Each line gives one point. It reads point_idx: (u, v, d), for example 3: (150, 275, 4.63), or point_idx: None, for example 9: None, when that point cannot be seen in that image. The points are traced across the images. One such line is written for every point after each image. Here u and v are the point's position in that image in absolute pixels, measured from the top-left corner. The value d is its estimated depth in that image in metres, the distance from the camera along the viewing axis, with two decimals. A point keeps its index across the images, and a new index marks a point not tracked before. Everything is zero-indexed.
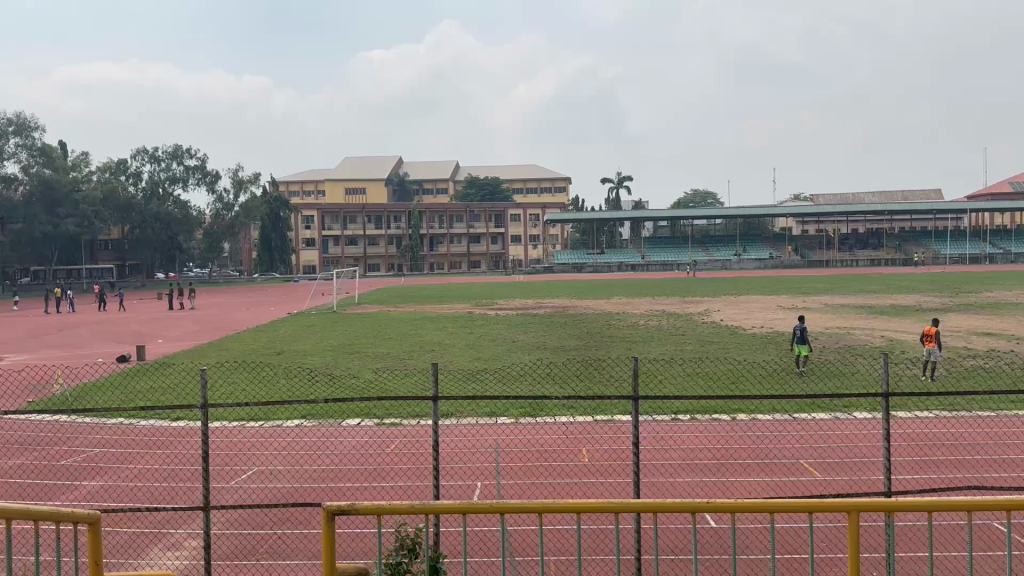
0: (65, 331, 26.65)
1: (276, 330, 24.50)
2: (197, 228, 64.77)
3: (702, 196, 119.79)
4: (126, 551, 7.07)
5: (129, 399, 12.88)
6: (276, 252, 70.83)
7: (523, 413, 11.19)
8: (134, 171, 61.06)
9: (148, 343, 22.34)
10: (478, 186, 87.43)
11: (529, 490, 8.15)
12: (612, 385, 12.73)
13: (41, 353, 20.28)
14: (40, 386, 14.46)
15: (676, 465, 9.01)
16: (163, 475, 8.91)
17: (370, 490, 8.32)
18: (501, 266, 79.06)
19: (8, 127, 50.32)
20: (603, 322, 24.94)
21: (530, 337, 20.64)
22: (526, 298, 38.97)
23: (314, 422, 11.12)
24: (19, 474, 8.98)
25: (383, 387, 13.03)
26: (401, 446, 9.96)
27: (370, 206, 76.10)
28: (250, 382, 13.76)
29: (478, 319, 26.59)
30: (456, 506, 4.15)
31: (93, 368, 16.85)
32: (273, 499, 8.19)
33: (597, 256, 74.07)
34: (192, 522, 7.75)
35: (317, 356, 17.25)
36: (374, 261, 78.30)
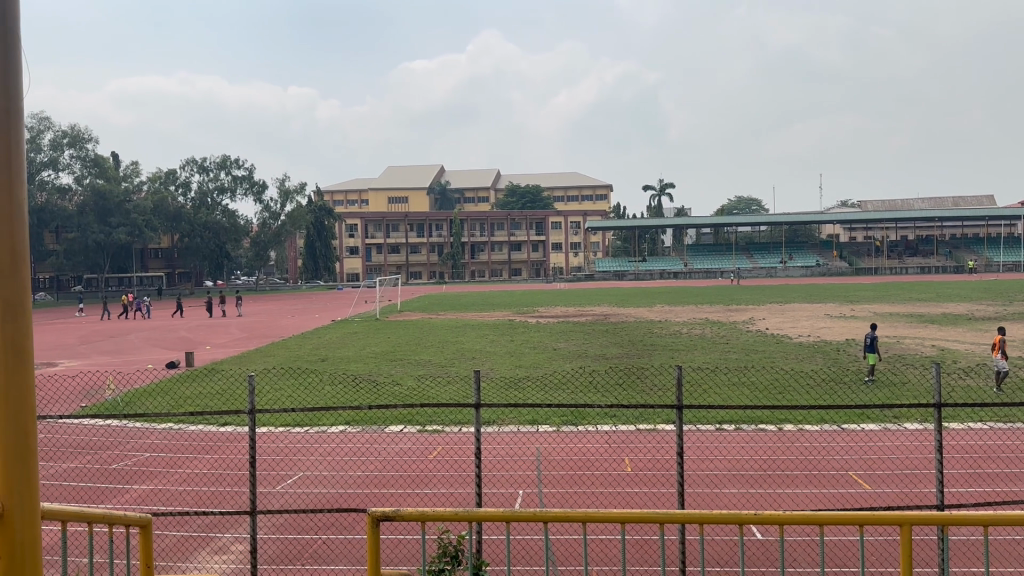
0: (117, 337, 27.26)
1: (319, 338, 24.78)
2: (245, 238, 66.00)
3: (746, 204, 118.68)
4: (172, 554, 7.19)
5: (178, 404, 13.16)
6: (321, 259, 71.77)
7: (564, 421, 11.15)
8: (183, 181, 62.39)
9: (197, 349, 22.74)
10: (519, 194, 87.66)
11: (572, 499, 8.09)
12: (655, 394, 12.61)
13: (93, 359, 20.79)
14: (93, 391, 14.87)
15: (720, 476, 8.87)
16: (211, 480, 9.05)
17: (412, 496, 8.36)
18: (542, 273, 79.08)
19: (64, 139, 52.11)
20: (645, 330, 24.74)
21: (572, 345, 20.57)
22: (567, 305, 38.90)
23: (358, 428, 11.22)
24: (72, 477, 9.21)
25: (424, 394, 13.11)
26: (443, 452, 10.01)
27: (413, 214, 77.65)
28: (296, 389, 13.91)
29: (520, 327, 26.59)
30: (496, 515, 4.15)
31: (144, 375, 17.16)
32: (317, 505, 8.27)
33: (638, 263, 73.79)
34: (238, 527, 7.87)
35: (360, 363, 17.42)
36: (415, 268, 79.07)
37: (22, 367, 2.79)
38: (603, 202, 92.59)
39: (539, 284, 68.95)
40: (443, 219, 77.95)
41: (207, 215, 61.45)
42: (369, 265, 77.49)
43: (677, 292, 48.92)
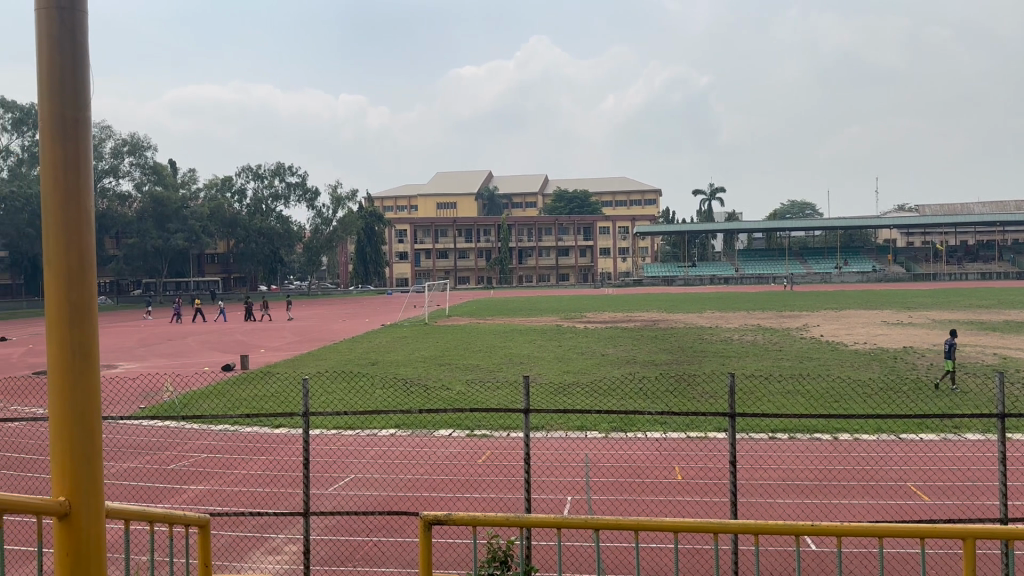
0: (175, 341, 27.98)
1: (369, 342, 25.13)
2: (298, 243, 67.13)
3: (800, 208, 116.64)
4: (228, 554, 7.33)
5: (233, 406, 13.45)
6: (371, 265, 72.66)
7: (612, 428, 11.09)
8: (239, 189, 63.79)
9: (251, 352, 23.23)
10: (567, 199, 87.54)
11: (621, 506, 8.03)
12: (706, 401, 12.46)
13: (152, 362, 21.41)
14: (152, 393, 15.33)
15: (773, 486, 8.71)
16: (264, 481, 9.22)
17: (460, 500, 8.40)
18: (589, 279, 78.87)
19: (124, 147, 53.69)
20: (695, 336, 24.47)
21: (621, 350, 20.49)
22: (615, 311, 38.75)
23: (407, 431, 11.32)
24: (132, 477, 9.47)
25: (472, 398, 13.17)
26: (492, 457, 10.04)
27: (461, 219, 78.17)
28: (347, 391, 14.12)
29: (567, 332, 26.59)
30: (541, 520, 4.13)
31: (200, 377, 17.60)
32: (367, 507, 8.35)
33: (688, 268, 73.10)
34: (291, 527, 8.00)
35: (410, 367, 17.61)
36: (463, 273, 79.55)
37: (91, 372, 2.88)
38: (652, 208, 91.89)
39: (587, 290, 68.72)
40: (491, 224, 78.33)
41: (262, 221, 62.54)
42: (418, 270, 78.14)
43: (728, 298, 48.32)
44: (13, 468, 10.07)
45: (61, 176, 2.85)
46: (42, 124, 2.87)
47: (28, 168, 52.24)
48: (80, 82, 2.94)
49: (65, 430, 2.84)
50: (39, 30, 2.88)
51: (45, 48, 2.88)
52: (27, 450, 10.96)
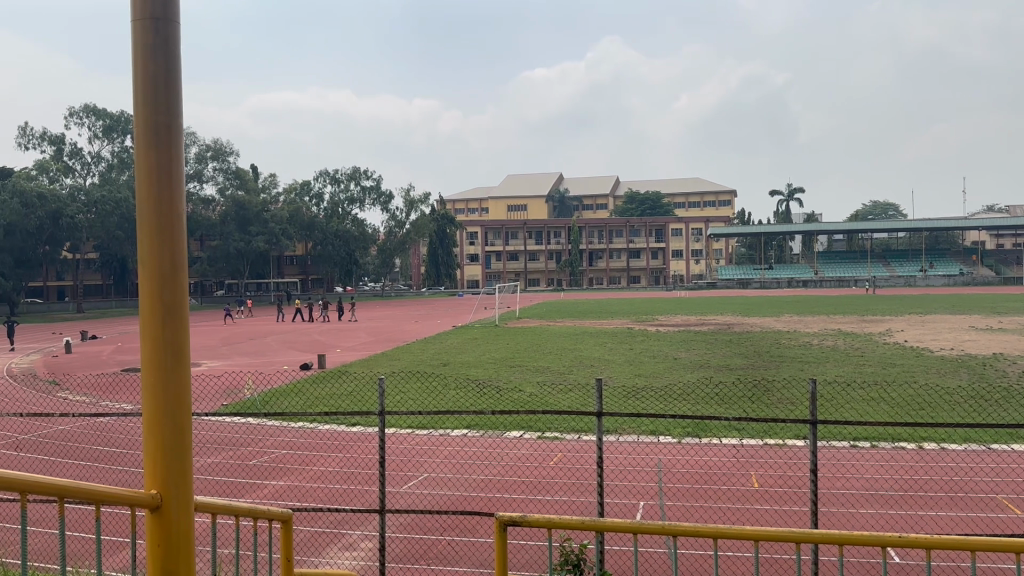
0: (256, 340, 28.85)
1: (441, 343, 25.40)
2: (373, 245, 68.30)
3: (883, 209, 112.84)
4: (307, 550, 7.50)
5: (312, 404, 13.74)
6: (442, 266, 73.55)
7: (686, 433, 10.91)
8: (317, 192, 65.41)
9: (328, 352, 23.80)
10: (639, 201, 86.75)
11: (695, 513, 7.90)
12: (785, 408, 12.14)
13: (234, 360, 22.15)
14: (233, 390, 15.80)
15: (855, 496, 8.43)
16: (341, 478, 9.41)
17: (533, 502, 8.40)
18: (661, 281, 77.95)
19: (208, 152, 55.70)
20: (772, 340, 23.95)
21: (694, 354, 20.25)
22: (689, 314, 38.24)
23: (478, 433, 11.36)
24: (215, 471, 9.80)
25: (544, 400, 13.14)
26: (564, 459, 10.00)
27: (532, 221, 78.42)
28: (421, 391, 14.31)
29: (640, 335, 26.36)
30: (612, 525, 4.08)
31: (280, 375, 18.12)
32: (441, 507, 8.43)
33: (764, 271, 71.54)
34: (367, 525, 8.13)
35: (482, 368, 17.74)
36: (534, 275, 79.72)
37: (180, 359, 2.97)
38: (726, 208, 90.33)
39: (659, 292, 68.00)
40: (562, 226, 78.40)
41: (338, 224, 63.81)
42: (489, 272, 78.67)
43: (805, 302, 47.12)
44: (105, 462, 10.52)
45: (158, 186, 2.96)
46: (139, 135, 2.99)
47: (118, 173, 54.60)
48: (173, 91, 3.04)
49: (157, 414, 2.93)
50: (134, 41, 2.99)
51: (141, 57, 2.99)
52: (118, 444, 11.47)
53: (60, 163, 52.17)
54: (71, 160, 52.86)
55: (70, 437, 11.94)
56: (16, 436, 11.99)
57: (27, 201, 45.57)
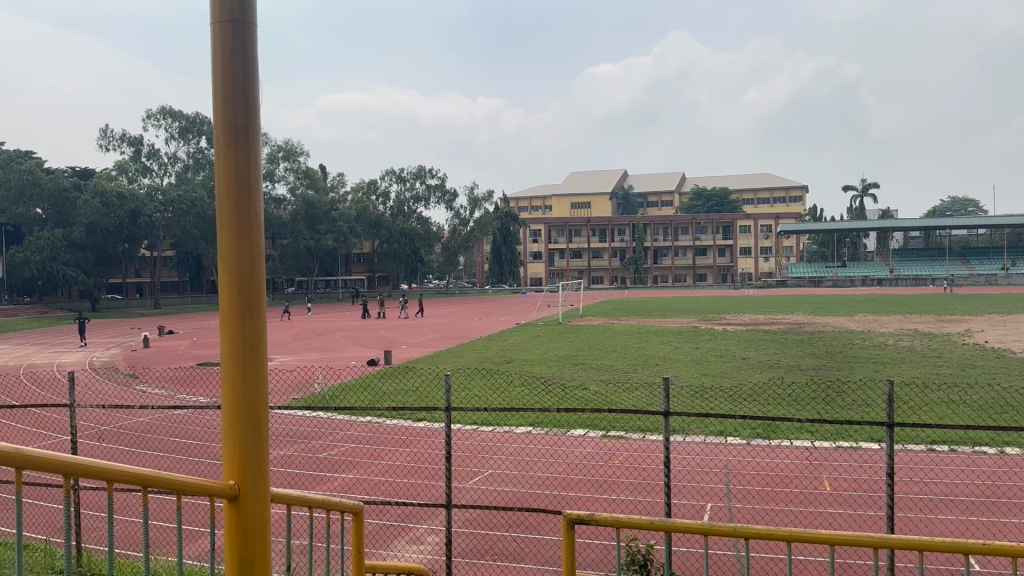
0: (324, 336, 29.47)
1: (506, 340, 25.49)
2: (437, 243, 68.83)
3: (962, 205, 108.68)
4: (376, 542, 7.62)
5: (378, 400, 13.94)
6: (506, 264, 73.73)
7: (755, 434, 10.71)
8: (383, 191, 66.31)
9: (395, 348, 24.14)
10: (706, 197, 85.44)
11: (764, 516, 7.75)
12: (861, 410, 11.80)
13: (304, 355, 22.66)
14: (304, 385, 16.15)
15: (934, 501, 8.13)
16: (407, 472, 9.55)
17: (598, 501, 8.37)
18: (728, 279, 76.56)
19: (280, 153, 57.10)
20: (845, 340, 23.33)
21: (763, 354, 19.86)
22: (758, 313, 37.48)
23: (542, 431, 11.36)
24: (286, 464, 10.03)
25: (608, 399, 13.05)
26: (628, 459, 9.90)
27: (596, 219, 77.98)
28: (486, 388, 14.38)
29: (707, 334, 25.97)
30: (678, 525, 4.03)
31: (349, 371, 18.47)
32: (505, 503, 8.47)
33: (836, 269, 69.64)
34: (433, 519, 8.22)
35: (545, 366, 17.73)
36: (598, 273, 79.39)
37: (254, 347, 3.03)
38: (796, 205, 88.24)
39: (727, 290, 67.00)
40: (626, 224, 77.69)
41: (404, 222, 64.53)
42: (552, 270, 78.69)
43: (880, 301, 45.70)
44: (183, 453, 10.86)
45: (235, 185, 3.04)
46: (218, 134, 3.08)
47: (194, 173, 56.16)
48: (251, 91, 3.11)
49: (234, 405, 3.01)
50: (214, 43, 3.06)
51: (220, 58, 3.07)
52: (194, 436, 11.84)
53: (139, 163, 54.07)
54: (148, 160, 54.69)
55: (148, 428, 12.38)
56: (98, 427, 12.51)
57: (107, 200, 47.43)
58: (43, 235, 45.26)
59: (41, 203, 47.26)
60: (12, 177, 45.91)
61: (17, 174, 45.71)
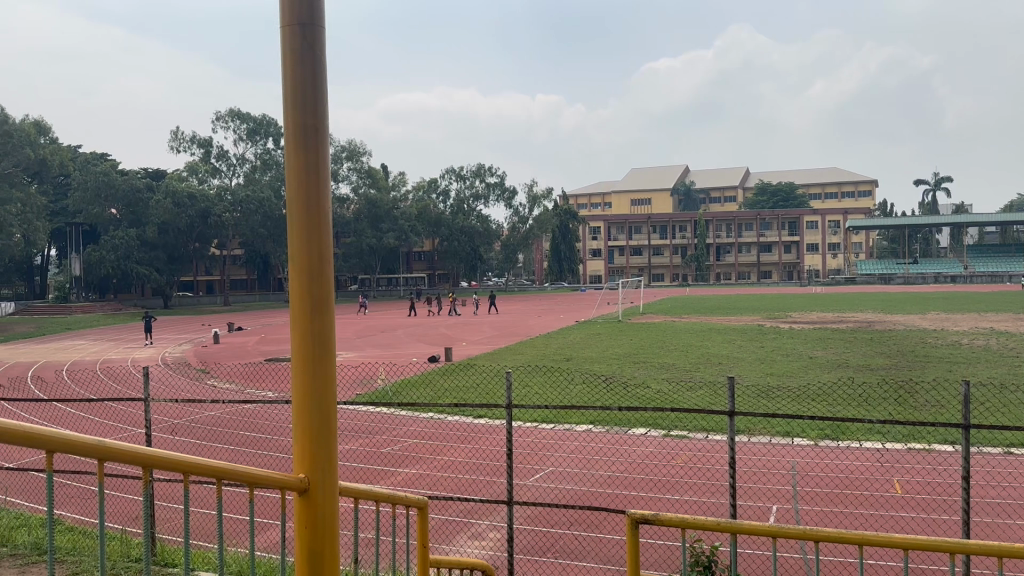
0: (387, 332, 29.88)
1: (566, 337, 25.45)
2: (497, 241, 69.02)
3: None
4: (439, 537, 7.71)
5: (440, 396, 14.08)
6: (565, 262, 73.50)
7: (823, 435, 10.45)
8: (443, 190, 66.80)
9: (455, 345, 24.35)
10: (771, 192, 83.88)
11: (831, 519, 7.58)
12: (934, 411, 11.43)
13: (366, 352, 23.04)
14: (367, 381, 16.45)
15: (1012, 506, 7.82)
16: (469, 468, 9.63)
17: (659, 501, 8.29)
18: (794, 277, 74.79)
19: (343, 153, 58.07)
20: (917, 339, 22.58)
21: (831, 353, 19.38)
22: (826, 311, 36.59)
23: (602, 429, 11.29)
24: (351, 458, 10.25)
25: (670, 398, 12.91)
26: (691, 459, 9.77)
27: (656, 215, 77.12)
28: (546, 386, 14.38)
29: (772, 332, 25.45)
30: (744, 527, 3.95)
31: (410, 367, 18.70)
32: (566, 500, 8.48)
33: (908, 266, 67.47)
34: (495, 515, 8.28)
35: (606, 364, 17.64)
36: (659, 270, 78.60)
37: (322, 338, 3.09)
38: (865, 199, 85.77)
39: (792, 288, 65.62)
40: (687, 220, 76.57)
41: (464, 220, 64.85)
42: (611, 267, 78.37)
43: (954, 298, 44.12)
44: (252, 446, 11.16)
45: (304, 184, 3.11)
46: (288, 135, 3.15)
47: (261, 173, 57.57)
48: (319, 93, 3.16)
49: (304, 402, 3.08)
50: (283, 47, 3.13)
51: (290, 60, 3.13)
52: (263, 429, 12.15)
53: (209, 164, 55.64)
54: (218, 161, 56.25)
55: (219, 422, 12.77)
56: (172, 421, 12.95)
57: (179, 201, 48.96)
58: (118, 235, 47.07)
59: (116, 203, 49.05)
60: (89, 179, 47.70)
61: (94, 176, 47.52)
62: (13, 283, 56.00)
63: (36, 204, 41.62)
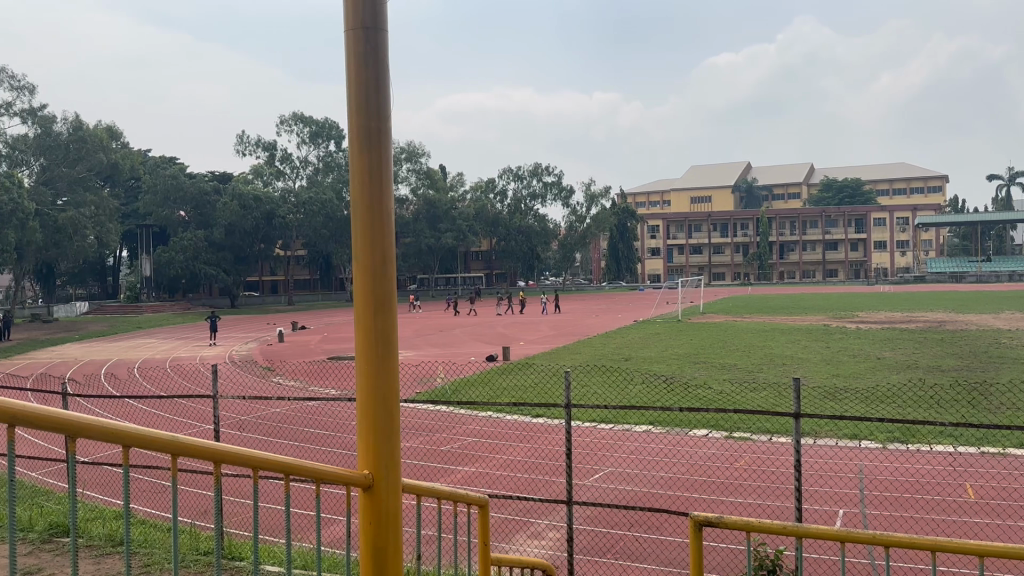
0: (445, 332, 30.08)
1: (625, 337, 25.27)
2: (554, 240, 68.87)
3: None
4: (499, 535, 7.75)
5: (498, 395, 14.16)
6: (623, 261, 72.90)
7: (892, 438, 10.17)
8: (501, 189, 66.85)
9: (514, 345, 24.38)
10: (837, 188, 81.74)
11: (900, 524, 7.39)
12: (1010, 414, 11.00)
13: (426, 350, 23.26)
14: (427, 379, 16.64)
15: None
16: (528, 467, 9.64)
17: (722, 504, 8.17)
18: (861, 275, 72.71)
19: (402, 154, 58.72)
20: (991, 339, 21.73)
21: (900, 354, 18.82)
22: (895, 310, 35.46)
23: (663, 430, 11.18)
24: (412, 455, 10.38)
25: (732, 399, 12.74)
26: (753, 462, 9.60)
27: (716, 213, 75.91)
28: (605, 386, 14.33)
29: (837, 332, 24.82)
30: (810, 531, 3.86)
31: (469, 366, 18.83)
32: (626, 501, 8.42)
33: (981, 264, 65.23)
34: (554, 515, 8.27)
35: (665, 364, 17.49)
36: (719, 269, 77.22)
37: (385, 332, 3.13)
38: (936, 195, 82.85)
39: (859, 287, 63.81)
40: (749, 218, 75.08)
41: (521, 219, 64.90)
42: (670, 266, 77.58)
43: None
44: (316, 443, 11.37)
45: (368, 186, 3.15)
46: (352, 135, 3.19)
47: (323, 176, 58.69)
48: (382, 95, 3.21)
49: (367, 398, 3.12)
50: (349, 48, 3.18)
51: (353, 64, 3.17)
52: (326, 427, 12.38)
53: (273, 167, 56.98)
54: (281, 164, 57.49)
55: (284, 419, 13.05)
56: (239, 417, 13.31)
57: (244, 203, 50.18)
58: (187, 236, 48.57)
59: (184, 206, 50.54)
60: (159, 182, 49.38)
61: (164, 179, 49.03)
62: (87, 283, 58.16)
63: (109, 206, 43.24)
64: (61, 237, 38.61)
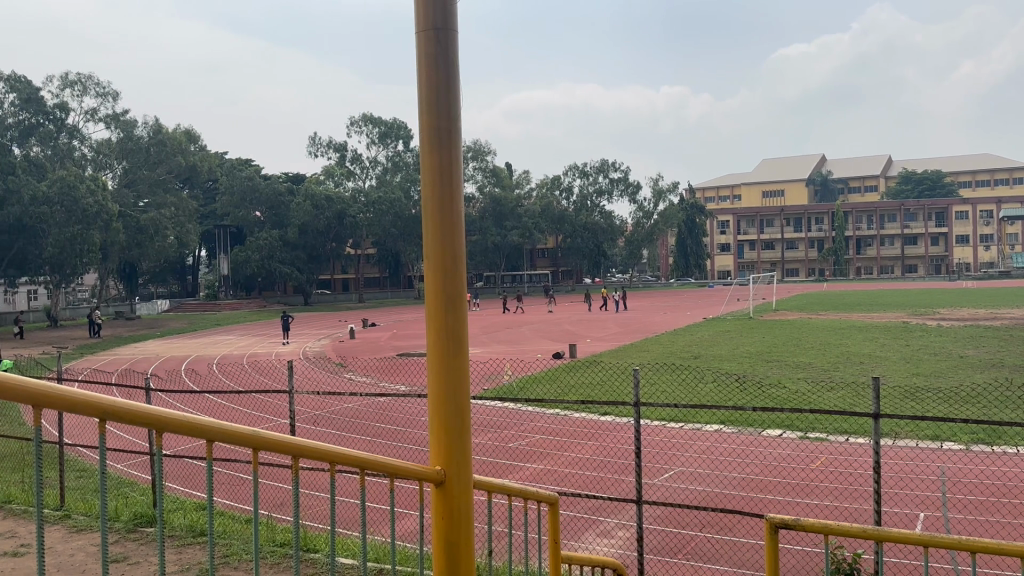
0: (512, 329, 30.11)
1: (694, 335, 24.81)
2: (621, 237, 68.22)
3: None
4: (569, 533, 7.76)
5: (567, 392, 14.14)
6: (692, 257, 71.89)
7: (977, 439, 9.79)
8: (567, 186, 66.53)
9: (580, 342, 24.26)
10: (916, 181, 78.63)
11: (987, 528, 7.08)
12: None
13: (492, 348, 23.36)
14: (495, 376, 16.73)
15: None
16: (596, 465, 9.60)
17: (797, 505, 7.99)
18: (943, 270, 69.90)
19: (468, 153, 58.99)
20: None
21: (984, 352, 18.02)
22: (980, 307, 33.92)
23: (734, 429, 10.99)
24: (480, 451, 10.46)
25: (807, 398, 12.43)
26: (829, 462, 9.37)
27: (789, 207, 74.16)
28: (675, 384, 14.15)
29: (917, 330, 23.86)
30: (891, 534, 3.72)
31: (535, 363, 18.83)
32: (697, 501, 8.31)
33: None
34: (623, 513, 8.24)
35: (735, 362, 17.14)
36: (793, 265, 75.23)
37: (453, 324, 3.15)
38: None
39: (941, 283, 61.32)
40: (824, 212, 73.27)
41: (587, 216, 64.66)
42: (741, 262, 75.85)
43: None
44: (386, 438, 11.58)
45: (441, 184, 3.19)
46: (423, 135, 3.23)
47: (391, 175, 59.57)
48: (452, 97, 3.23)
49: (438, 391, 3.14)
50: (420, 51, 3.21)
51: (425, 66, 3.21)
52: (395, 422, 12.58)
53: (344, 168, 58.02)
54: (352, 165, 58.52)
55: (356, 414, 13.34)
56: (313, 412, 13.64)
57: (317, 203, 51.36)
58: (262, 236, 49.84)
59: (259, 206, 52.01)
60: (236, 183, 51.03)
61: (240, 181, 50.50)
62: (168, 281, 60.35)
63: (187, 207, 44.92)
64: (143, 237, 40.07)
